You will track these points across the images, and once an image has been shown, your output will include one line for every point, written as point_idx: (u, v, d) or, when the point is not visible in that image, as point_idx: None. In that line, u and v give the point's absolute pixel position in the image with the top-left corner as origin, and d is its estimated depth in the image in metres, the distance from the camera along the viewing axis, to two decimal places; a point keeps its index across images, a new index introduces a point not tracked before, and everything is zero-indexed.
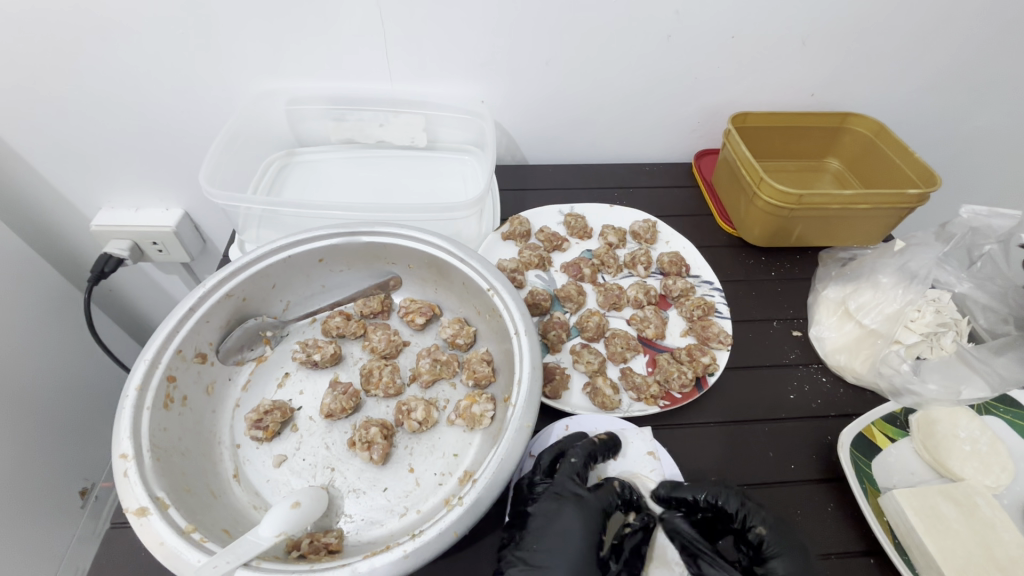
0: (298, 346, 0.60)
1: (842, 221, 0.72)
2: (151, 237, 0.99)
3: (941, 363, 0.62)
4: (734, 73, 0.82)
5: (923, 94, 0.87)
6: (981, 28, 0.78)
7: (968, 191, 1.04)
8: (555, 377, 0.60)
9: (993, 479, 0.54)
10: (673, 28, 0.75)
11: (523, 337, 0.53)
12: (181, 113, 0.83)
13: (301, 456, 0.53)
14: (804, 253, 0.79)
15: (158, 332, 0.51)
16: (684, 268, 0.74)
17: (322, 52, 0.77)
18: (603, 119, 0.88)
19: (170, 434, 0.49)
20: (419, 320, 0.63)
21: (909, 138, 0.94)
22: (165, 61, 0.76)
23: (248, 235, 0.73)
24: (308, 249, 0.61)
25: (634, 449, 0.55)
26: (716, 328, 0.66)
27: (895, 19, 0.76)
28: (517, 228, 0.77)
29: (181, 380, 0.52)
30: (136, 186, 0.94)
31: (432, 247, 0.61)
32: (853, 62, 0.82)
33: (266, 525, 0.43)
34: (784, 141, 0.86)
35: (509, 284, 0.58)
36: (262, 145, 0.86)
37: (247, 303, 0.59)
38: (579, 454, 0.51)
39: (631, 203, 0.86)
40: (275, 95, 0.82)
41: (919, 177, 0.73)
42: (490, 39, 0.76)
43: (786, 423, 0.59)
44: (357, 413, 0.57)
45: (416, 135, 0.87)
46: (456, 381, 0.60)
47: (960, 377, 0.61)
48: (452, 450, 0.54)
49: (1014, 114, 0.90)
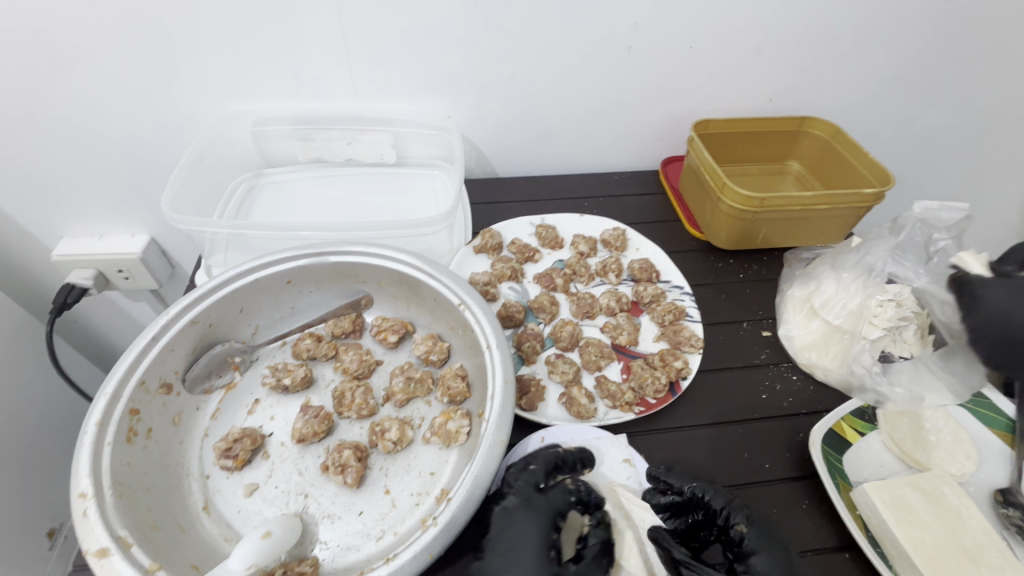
0: (268, 371, 0.59)
1: (804, 221, 0.74)
2: (116, 264, 0.96)
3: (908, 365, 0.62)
4: (694, 82, 0.84)
5: (875, 96, 0.90)
6: (926, 32, 0.82)
7: (925, 188, 1.08)
8: (530, 389, 0.60)
9: (959, 467, 0.56)
10: (633, 40, 0.77)
11: (495, 350, 0.53)
12: (143, 137, 0.82)
13: (274, 483, 0.52)
14: (770, 254, 0.81)
15: (119, 364, 0.50)
16: (655, 274, 0.75)
17: (286, 72, 0.77)
18: (570, 130, 0.89)
19: (134, 468, 0.48)
20: (392, 338, 0.63)
21: (865, 139, 0.97)
22: (124, 85, 0.75)
23: (215, 259, 0.71)
24: (276, 271, 0.60)
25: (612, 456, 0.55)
26: (687, 332, 0.67)
27: (843, 26, 0.80)
28: (489, 241, 0.77)
29: (145, 412, 0.51)
30: (98, 212, 0.92)
31: (402, 264, 0.61)
32: (807, 68, 0.85)
33: (235, 558, 0.43)
34: (746, 146, 0.88)
35: (480, 298, 0.58)
36: (229, 167, 0.85)
37: (213, 329, 0.58)
38: (539, 462, 0.53)
39: (602, 211, 0.87)
40: (239, 116, 0.81)
41: (875, 177, 0.75)
42: (454, 55, 0.77)
43: (759, 423, 0.60)
44: (331, 436, 0.56)
45: (384, 152, 0.87)
46: (431, 399, 0.59)
47: (924, 382, 0.61)
48: (429, 469, 0.54)
49: (960, 113, 0.94)
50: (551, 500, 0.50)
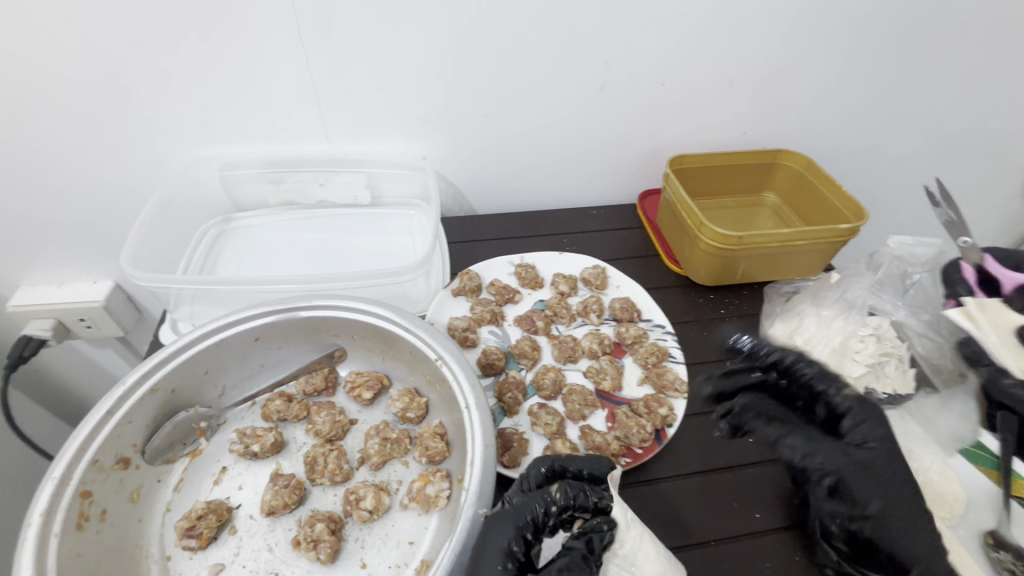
0: (235, 436, 0.56)
1: (782, 256, 0.74)
2: (78, 313, 0.92)
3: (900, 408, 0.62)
4: (667, 118, 0.85)
5: (845, 127, 0.92)
6: (889, 66, 0.84)
7: (899, 214, 1.10)
8: (513, 445, 0.58)
9: (948, 510, 0.56)
10: (606, 78, 0.78)
11: (473, 411, 0.51)
12: (105, 183, 0.78)
13: (241, 562, 0.49)
14: (751, 288, 0.81)
15: (69, 443, 0.47)
16: (636, 313, 0.74)
17: (253, 116, 0.75)
18: (547, 167, 0.89)
19: (84, 559, 0.44)
20: (367, 395, 0.60)
21: (838, 167, 0.99)
22: (84, 133, 0.72)
23: (181, 313, 0.68)
24: (242, 329, 0.57)
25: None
26: (671, 375, 0.66)
27: (809, 61, 0.81)
28: (467, 283, 0.75)
29: (99, 493, 0.48)
30: (58, 260, 0.88)
31: (376, 317, 0.59)
32: (777, 102, 0.86)
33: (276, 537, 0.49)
34: (722, 180, 0.89)
35: (457, 351, 0.56)
36: (196, 212, 0.82)
37: (176, 395, 0.55)
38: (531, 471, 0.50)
39: (582, 247, 0.87)
40: (206, 161, 0.79)
41: (849, 211, 0.76)
42: (426, 96, 0.76)
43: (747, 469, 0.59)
44: (303, 505, 0.53)
45: (358, 193, 0.85)
46: (409, 459, 0.57)
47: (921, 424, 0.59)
48: (407, 538, 0.51)
49: (927, 142, 0.96)
50: (527, 504, 0.45)
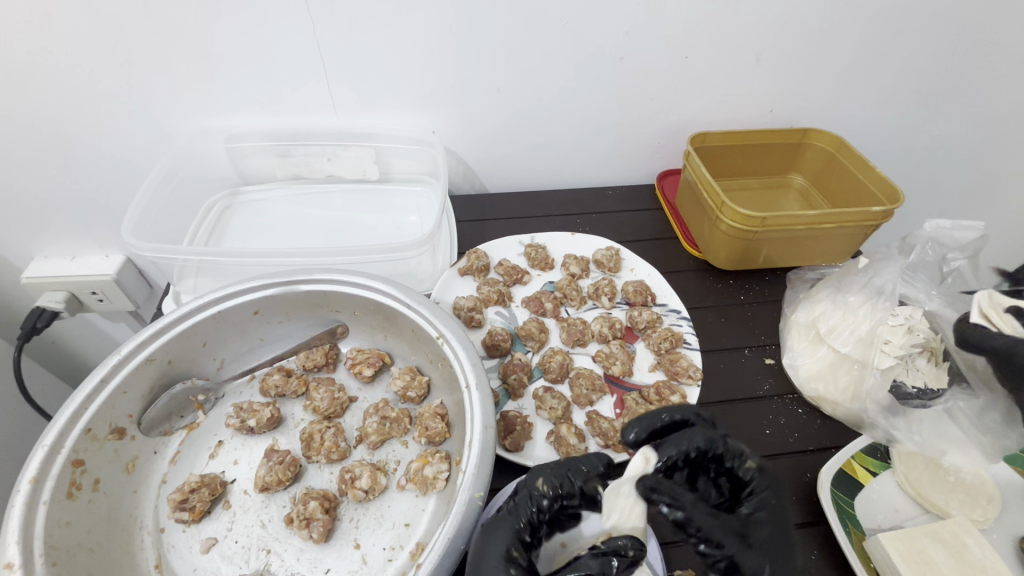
0: (232, 411, 0.55)
1: (807, 241, 0.70)
2: (90, 286, 0.92)
3: (933, 415, 0.56)
4: (689, 93, 0.80)
5: (880, 106, 0.86)
6: (932, 40, 0.78)
7: (933, 199, 1.04)
8: (515, 429, 0.56)
9: (981, 513, 0.52)
10: (625, 50, 0.73)
11: (474, 391, 0.49)
12: (114, 155, 0.77)
13: (233, 538, 0.48)
14: (772, 274, 0.76)
15: (61, 412, 0.46)
16: (650, 297, 0.71)
17: (260, 88, 0.73)
18: (562, 144, 0.85)
19: (74, 529, 0.43)
20: (367, 372, 0.58)
21: (871, 150, 0.93)
22: (92, 104, 0.71)
23: (184, 286, 0.67)
24: (241, 302, 0.56)
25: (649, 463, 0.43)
26: (685, 362, 0.62)
27: (845, 34, 0.76)
28: (474, 262, 0.72)
29: (92, 462, 0.47)
30: (71, 233, 0.87)
31: (378, 293, 0.57)
32: (808, 78, 0.81)
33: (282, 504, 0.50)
34: (746, 160, 0.84)
35: (459, 330, 0.54)
36: (205, 185, 0.81)
37: (174, 366, 0.54)
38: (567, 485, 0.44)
39: (595, 229, 0.83)
40: (212, 132, 0.78)
41: (882, 193, 0.71)
42: (437, 67, 0.73)
43: (762, 461, 0.56)
44: (298, 483, 0.51)
45: (367, 168, 0.83)
46: (408, 439, 0.55)
47: (950, 437, 0.55)
48: (403, 520, 0.49)
49: (970, 123, 0.90)
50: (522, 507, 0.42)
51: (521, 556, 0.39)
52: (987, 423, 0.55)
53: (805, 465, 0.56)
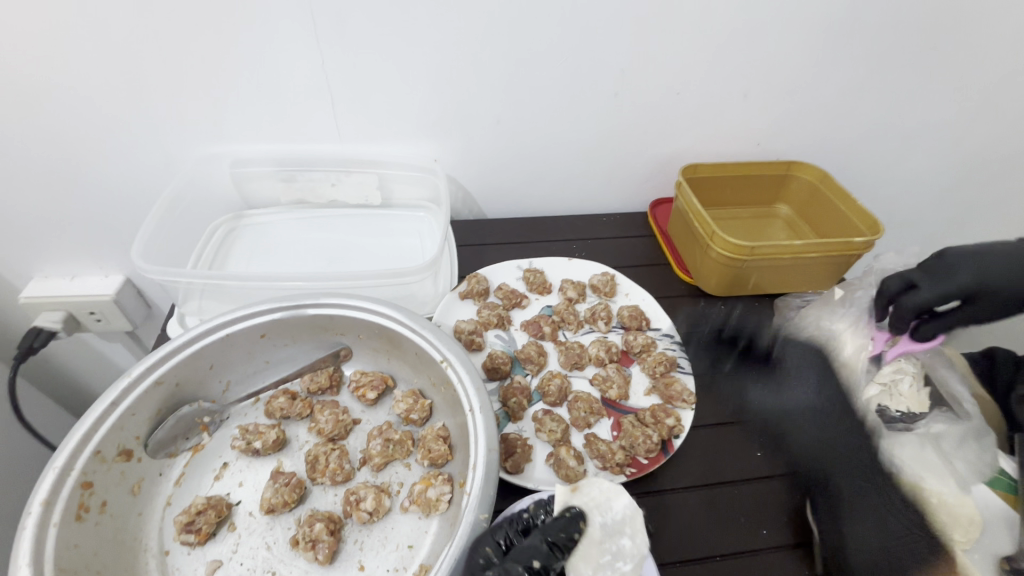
0: (237, 432, 0.56)
1: (793, 269, 0.73)
2: (89, 306, 0.92)
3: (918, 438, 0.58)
4: (680, 126, 0.84)
5: (858, 141, 0.91)
6: (905, 81, 0.83)
7: (913, 229, 1.08)
8: (516, 450, 0.57)
9: (963, 534, 0.52)
10: (619, 85, 0.77)
11: (477, 415, 0.51)
12: (121, 178, 0.79)
13: (238, 560, 0.49)
14: (762, 300, 0.79)
15: (72, 433, 0.46)
16: (644, 321, 0.73)
17: (267, 117, 0.76)
18: (558, 172, 0.88)
19: (82, 551, 0.44)
20: (371, 395, 0.60)
21: (852, 181, 0.98)
22: (101, 128, 0.73)
23: (189, 307, 0.68)
24: (249, 326, 0.57)
25: (598, 481, 0.47)
26: (679, 386, 0.64)
27: (825, 73, 0.80)
28: (474, 286, 0.74)
29: (100, 484, 0.47)
30: (72, 253, 0.88)
31: (383, 317, 0.59)
32: (790, 114, 0.85)
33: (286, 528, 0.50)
34: (735, 189, 0.88)
35: (463, 354, 0.56)
36: (211, 208, 0.83)
37: (181, 388, 0.55)
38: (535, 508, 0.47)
39: (591, 255, 0.86)
40: (218, 158, 0.80)
41: (864, 224, 0.75)
42: (439, 99, 0.76)
43: (755, 483, 0.58)
44: (303, 504, 0.52)
45: (369, 194, 0.85)
46: (411, 462, 0.56)
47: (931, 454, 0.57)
48: (406, 542, 0.50)
49: (943, 157, 0.95)
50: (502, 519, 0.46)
51: (493, 553, 0.42)
52: (967, 445, 0.58)
53: (796, 488, 0.58)
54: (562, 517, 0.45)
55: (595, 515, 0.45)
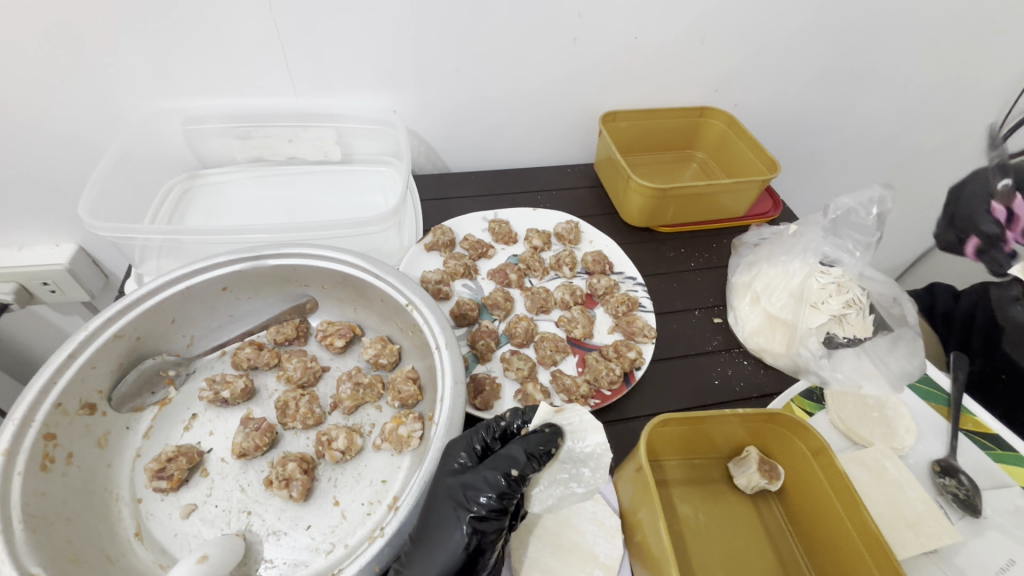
0: (204, 384, 0.56)
1: (709, 200, 0.78)
2: (41, 276, 0.89)
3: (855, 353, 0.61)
4: (639, 73, 0.85)
5: (814, 87, 0.93)
6: (858, 25, 0.85)
7: (863, 173, 1.13)
8: (485, 389, 0.59)
9: (900, 441, 0.59)
10: (579, 31, 0.77)
11: (444, 351, 0.52)
12: (63, 139, 0.75)
13: (213, 502, 0.49)
14: (720, 241, 0.82)
15: (28, 387, 0.46)
16: (608, 266, 0.75)
17: (216, 70, 0.72)
18: (521, 123, 0.88)
19: (51, 499, 0.44)
20: (339, 343, 0.60)
21: (807, 126, 1.01)
22: (35, 86, 0.68)
23: (147, 267, 0.66)
24: (208, 278, 0.56)
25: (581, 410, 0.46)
26: (640, 322, 0.67)
27: (781, 17, 0.81)
28: (440, 238, 0.75)
29: (64, 436, 0.47)
30: (18, 221, 0.84)
31: (344, 264, 0.59)
32: (747, 60, 0.86)
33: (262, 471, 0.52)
34: (649, 137, 0.91)
35: (428, 297, 0.57)
36: (162, 167, 0.79)
37: (142, 342, 0.54)
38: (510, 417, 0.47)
39: (555, 204, 0.87)
40: (168, 114, 0.76)
41: (764, 164, 0.79)
42: (396, 48, 0.74)
43: (712, 408, 0.61)
44: (274, 448, 0.53)
45: (328, 149, 0.83)
46: (382, 404, 0.57)
47: (867, 371, 0.60)
48: (380, 476, 0.52)
49: (893, 101, 0.99)
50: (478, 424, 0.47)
51: (469, 458, 0.44)
52: (898, 356, 0.61)
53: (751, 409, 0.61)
54: (540, 432, 0.45)
55: (566, 438, 0.45)
